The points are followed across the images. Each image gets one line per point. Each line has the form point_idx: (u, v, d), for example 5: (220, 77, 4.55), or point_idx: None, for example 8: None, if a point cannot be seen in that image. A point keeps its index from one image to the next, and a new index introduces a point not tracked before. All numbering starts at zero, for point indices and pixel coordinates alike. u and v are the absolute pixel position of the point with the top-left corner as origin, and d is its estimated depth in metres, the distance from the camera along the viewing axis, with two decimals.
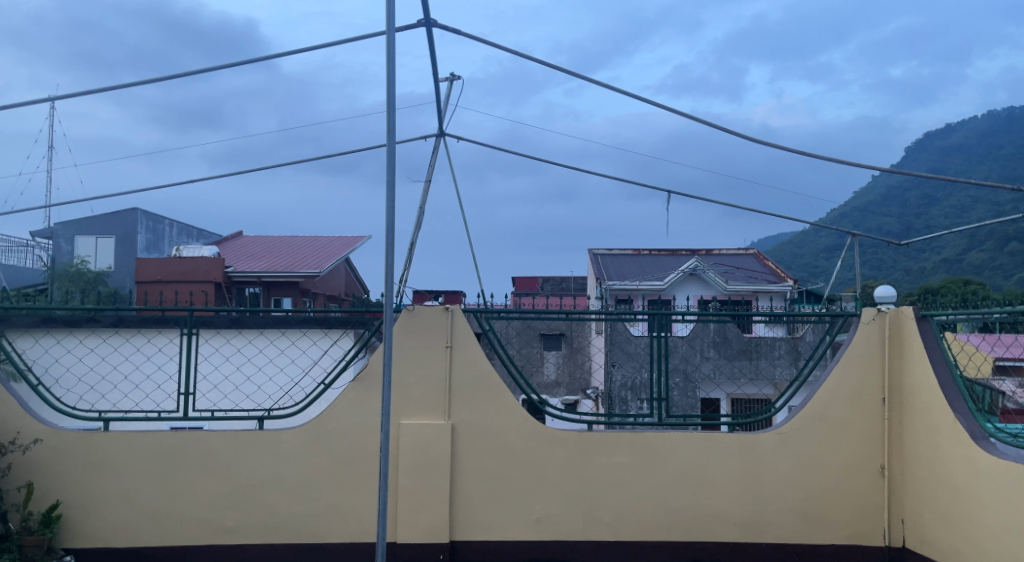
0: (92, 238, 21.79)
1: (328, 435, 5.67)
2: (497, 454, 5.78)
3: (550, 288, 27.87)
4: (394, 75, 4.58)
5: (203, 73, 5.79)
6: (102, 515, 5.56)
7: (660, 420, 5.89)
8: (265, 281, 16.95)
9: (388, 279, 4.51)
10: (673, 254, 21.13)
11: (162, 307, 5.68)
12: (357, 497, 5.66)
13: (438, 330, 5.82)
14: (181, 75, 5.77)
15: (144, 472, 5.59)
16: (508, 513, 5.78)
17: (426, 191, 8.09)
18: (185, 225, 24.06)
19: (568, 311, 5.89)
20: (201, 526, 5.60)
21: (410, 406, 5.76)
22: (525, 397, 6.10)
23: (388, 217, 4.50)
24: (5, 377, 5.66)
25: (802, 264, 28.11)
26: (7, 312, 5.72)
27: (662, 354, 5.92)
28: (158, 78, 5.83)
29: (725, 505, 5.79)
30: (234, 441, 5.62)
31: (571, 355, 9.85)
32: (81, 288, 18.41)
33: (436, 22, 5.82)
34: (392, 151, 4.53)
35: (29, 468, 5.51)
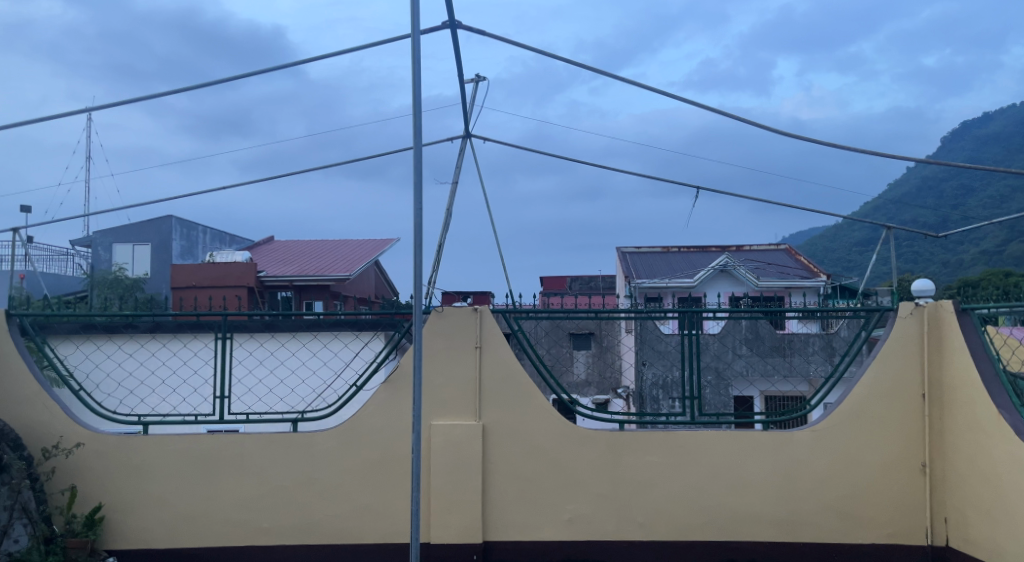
0: (129, 246, 22.21)
1: (360, 436, 5.72)
2: (528, 454, 5.78)
3: (578, 288, 27.90)
4: (419, 77, 4.60)
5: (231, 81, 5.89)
6: (142, 518, 5.65)
7: (692, 419, 5.87)
8: (297, 285, 17.21)
9: (417, 280, 4.53)
10: (703, 251, 21.00)
11: (197, 312, 5.78)
12: (389, 498, 5.69)
13: (467, 331, 5.84)
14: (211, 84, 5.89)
15: (181, 475, 5.67)
16: (540, 513, 5.78)
17: (452, 193, 8.10)
18: (218, 231, 24.42)
19: (597, 310, 5.88)
20: (237, 528, 5.67)
21: (441, 407, 5.79)
22: (555, 397, 6.10)
23: (415, 219, 4.53)
24: (48, 383, 5.75)
25: (835, 260, 27.80)
26: (50, 320, 5.83)
27: (694, 352, 5.88)
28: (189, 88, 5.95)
29: (760, 504, 5.74)
30: (268, 444, 5.69)
31: (601, 354, 9.83)
32: (119, 295, 18.76)
33: (461, 24, 5.86)
34: (419, 154, 4.56)
35: (72, 471, 5.62)
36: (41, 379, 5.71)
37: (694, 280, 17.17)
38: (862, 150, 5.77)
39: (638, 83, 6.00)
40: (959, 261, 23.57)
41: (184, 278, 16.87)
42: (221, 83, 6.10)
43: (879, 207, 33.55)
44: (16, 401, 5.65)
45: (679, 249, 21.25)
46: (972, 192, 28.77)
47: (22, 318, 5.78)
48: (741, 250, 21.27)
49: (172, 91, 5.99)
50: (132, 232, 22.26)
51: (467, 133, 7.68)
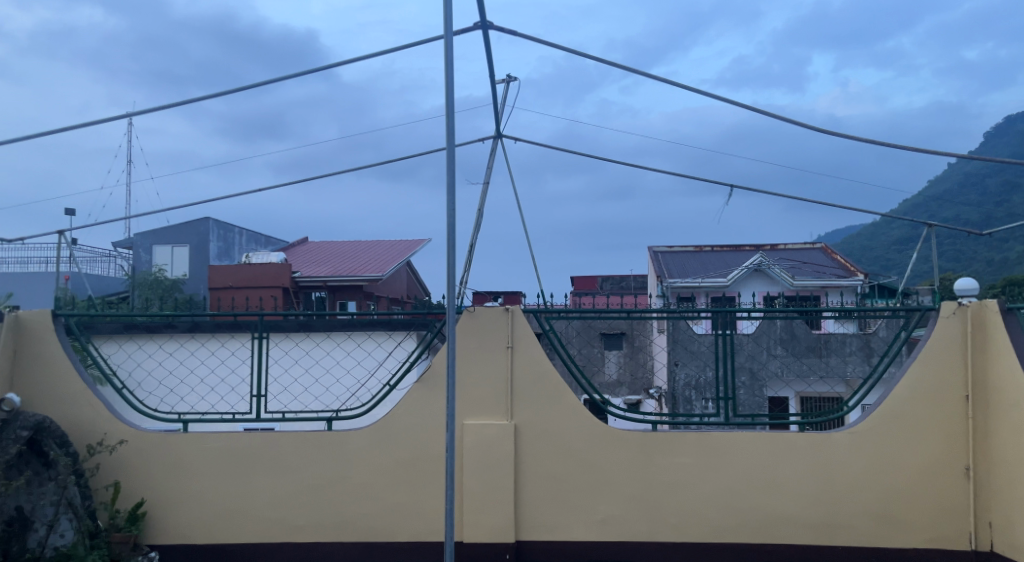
0: (168, 247, 22.60)
1: (393, 436, 5.77)
2: (561, 455, 5.79)
3: (610, 288, 27.79)
4: (452, 79, 4.63)
5: (266, 85, 5.97)
6: (182, 514, 5.75)
7: (726, 420, 5.81)
8: (330, 285, 17.45)
9: (450, 280, 4.56)
10: (737, 250, 20.80)
11: (234, 313, 5.87)
12: (422, 497, 5.74)
13: (498, 331, 5.86)
14: (247, 88, 5.97)
15: (219, 473, 5.76)
16: (573, 513, 5.78)
17: (484, 193, 8.11)
18: (253, 232, 24.79)
19: (629, 311, 5.87)
20: (273, 525, 5.75)
21: (474, 407, 5.82)
22: (587, 397, 6.09)
23: (448, 220, 4.56)
24: (91, 381, 5.88)
25: (873, 258, 27.36)
26: (93, 320, 5.97)
27: (728, 352, 5.85)
28: (225, 92, 6.04)
29: (797, 506, 5.68)
30: (303, 442, 5.76)
31: (634, 354, 9.80)
32: (159, 296, 19.10)
33: (493, 25, 5.88)
34: (452, 155, 4.59)
35: (115, 467, 5.74)
36: (85, 377, 5.84)
37: (728, 279, 17.02)
38: (900, 146, 5.68)
39: (671, 81, 5.97)
40: (1002, 260, 23.03)
41: (221, 279, 17.11)
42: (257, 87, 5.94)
43: (918, 205, 32.95)
44: (61, 400, 5.79)
45: (712, 248, 21.08)
46: (1015, 189, 28.14)
47: (68, 318, 5.91)
48: (776, 248, 21.03)
49: (210, 95, 6.09)
50: (171, 233, 22.63)
51: (499, 132, 7.70)
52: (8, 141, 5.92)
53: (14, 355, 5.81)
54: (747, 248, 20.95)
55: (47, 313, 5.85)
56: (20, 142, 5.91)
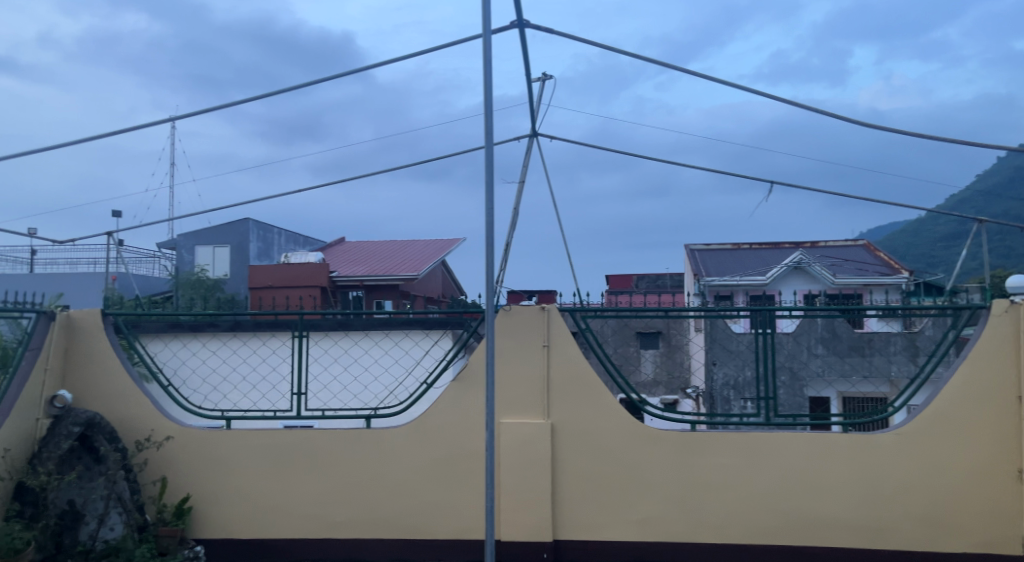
0: (210, 248, 22.98)
1: (430, 433, 5.81)
2: (599, 454, 5.78)
3: (646, 287, 27.62)
4: (490, 77, 4.65)
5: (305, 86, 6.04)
6: (225, 510, 5.85)
7: (767, 420, 5.74)
8: (367, 285, 17.62)
9: (489, 278, 4.58)
10: (776, 248, 20.53)
11: (275, 312, 5.96)
12: (460, 494, 5.77)
13: (535, 330, 5.86)
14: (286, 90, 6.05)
15: (261, 469, 5.85)
16: (611, 513, 5.77)
17: (520, 192, 8.09)
18: (292, 233, 25.12)
19: (667, 310, 5.84)
20: (314, 522, 5.82)
21: (510, 406, 5.83)
22: (624, 396, 6.08)
23: (486, 218, 4.58)
24: (139, 378, 6.01)
25: (918, 256, 26.80)
26: (140, 318, 6.09)
27: (768, 351, 5.80)
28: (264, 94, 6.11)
29: (842, 509, 5.60)
30: (343, 439, 5.83)
31: (671, 353, 9.73)
32: (201, 296, 19.44)
33: (529, 24, 5.88)
34: (490, 153, 4.61)
35: (162, 463, 5.85)
36: (133, 374, 5.96)
37: (767, 278, 16.80)
38: (945, 141, 5.57)
39: (708, 76, 5.92)
40: None
41: (261, 278, 17.36)
42: (297, 88, 6.08)
43: (965, 201, 32.20)
44: (110, 397, 5.92)
45: (751, 246, 20.83)
46: None
47: (116, 317, 6.05)
48: (817, 245, 20.71)
49: (250, 98, 6.19)
50: (212, 234, 23.01)
51: (534, 131, 7.71)
52: (57, 145, 6.08)
53: (66, 354, 5.97)
54: (786, 246, 20.67)
55: (96, 312, 5.99)
56: (70, 146, 6.10)
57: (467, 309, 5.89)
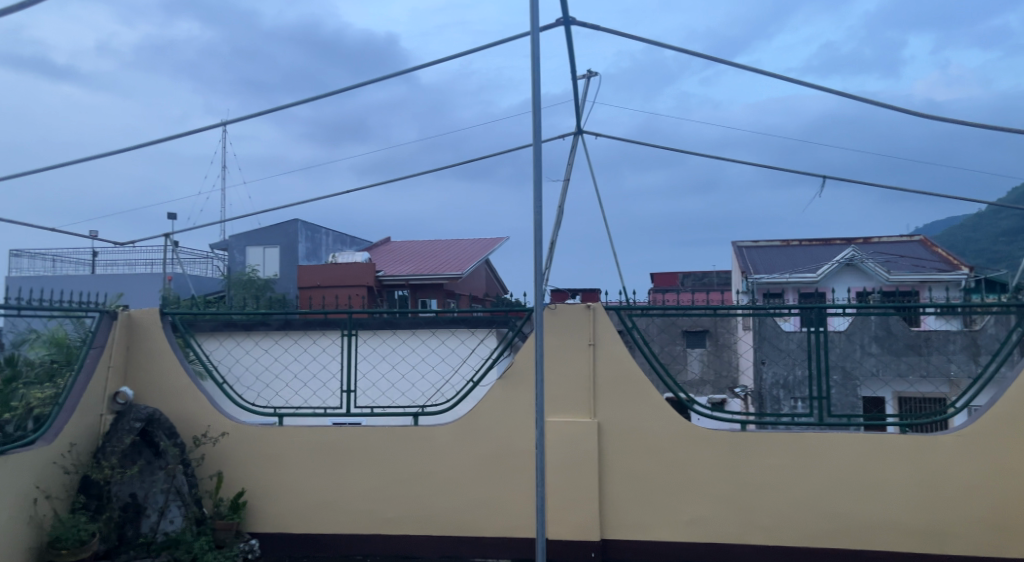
0: (260, 248, 23.40)
1: (478, 431, 5.83)
2: (648, 454, 5.74)
3: (692, 284, 27.34)
4: (538, 75, 4.64)
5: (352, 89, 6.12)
6: (278, 505, 5.94)
7: (820, 421, 5.64)
8: (413, 284, 17.77)
9: (537, 276, 4.58)
10: (827, 244, 20.15)
11: (324, 311, 6.03)
12: (508, 492, 5.78)
13: (581, 329, 5.84)
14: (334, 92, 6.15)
15: (313, 466, 5.93)
16: (661, 514, 5.72)
17: (564, 191, 8.06)
18: (339, 233, 25.45)
19: (715, 308, 5.75)
20: (364, 518, 5.88)
21: (557, 404, 5.82)
22: (672, 396, 6.03)
23: (534, 216, 4.57)
24: (195, 376, 6.15)
25: (976, 251, 26.05)
26: (196, 317, 6.24)
27: (821, 350, 5.69)
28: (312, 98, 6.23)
29: (899, 513, 5.48)
30: (392, 437, 5.88)
31: (719, 352, 9.63)
32: (252, 295, 19.81)
33: (575, 21, 5.87)
34: (538, 150, 4.60)
35: (218, 458, 5.97)
36: (189, 371, 6.09)
37: (818, 275, 16.50)
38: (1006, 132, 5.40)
39: (757, 70, 5.83)
40: None
41: (309, 278, 17.62)
42: (342, 91, 6.28)
43: None
44: (167, 394, 6.06)
45: (801, 242, 20.48)
46: None
47: (174, 316, 6.20)
48: (871, 241, 20.27)
49: (299, 101, 6.29)
50: (262, 235, 23.43)
51: (579, 128, 7.68)
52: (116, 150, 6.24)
53: (128, 352, 6.13)
54: (837, 242, 20.27)
55: (155, 311, 6.14)
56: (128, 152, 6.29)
57: (511, 307, 5.88)
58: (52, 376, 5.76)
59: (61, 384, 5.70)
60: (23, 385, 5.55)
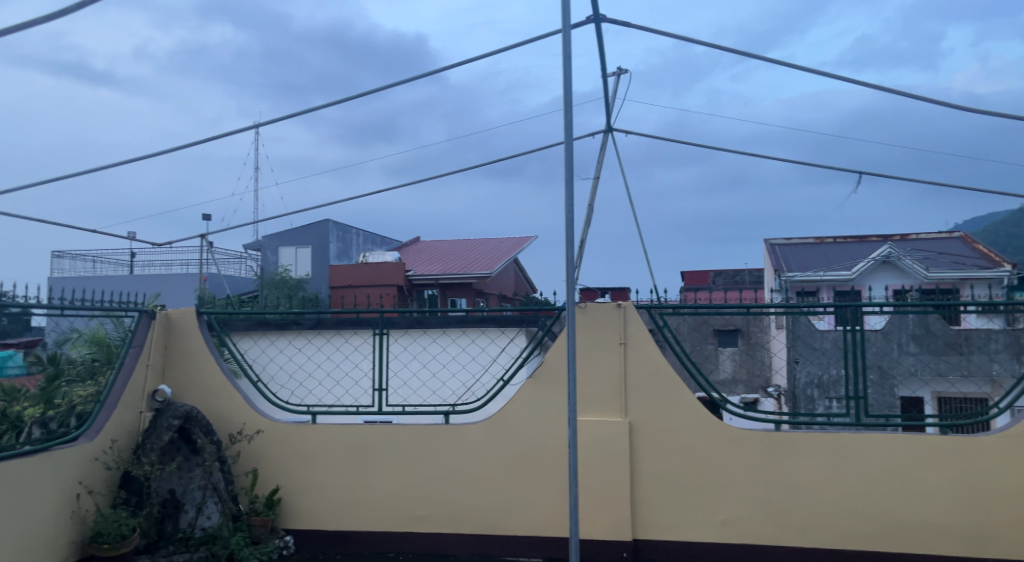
0: (292, 248, 23.63)
1: (509, 430, 5.82)
2: (679, 454, 5.69)
3: (724, 282, 27.08)
4: (570, 72, 4.62)
5: (380, 91, 5.97)
6: (310, 503, 5.98)
7: (857, 421, 5.55)
8: (443, 283, 17.83)
9: (569, 275, 4.55)
10: (863, 242, 19.85)
11: (356, 310, 6.05)
12: (538, 492, 5.76)
13: (612, 327, 5.81)
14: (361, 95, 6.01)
15: (344, 463, 5.96)
16: (693, 515, 5.66)
17: (595, 189, 8.01)
18: (370, 233, 25.64)
19: (748, 306, 5.68)
20: (397, 516, 5.90)
21: (589, 403, 5.79)
22: (704, 395, 5.97)
23: (566, 213, 4.55)
24: (231, 374, 6.23)
25: (1017, 248, 25.48)
26: (231, 317, 6.35)
27: (858, 349, 5.60)
28: (340, 101, 6.01)
29: (939, 515, 5.37)
30: (423, 435, 5.90)
31: (752, 352, 9.52)
32: (285, 294, 20.02)
33: (605, 18, 5.83)
34: (570, 147, 4.58)
35: (253, 456, 6.04)
36: (225, 370, 6.16)
37: (854, 273, 16.26)
38: None
39: (791, 65, 5.74)
40: None
41: (341, 278, 17.75)
42: (376, 92, 6.00)
43: None
44: (202, 392, 6.13)
45: (836, 240, 20.19)
46: None
47: (210, 315, 6.27)
48: (908, 238, 19.92)
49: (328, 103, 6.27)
50: (294, 235, 23.65)
51: (610, 126, 7.64)
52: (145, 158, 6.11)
53: (166, 350, 6.21)
54: (873, 239, 19.95)
55: (192, 311, 6.22)
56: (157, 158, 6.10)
57: (541, 306, 5.86)
58: (93, 375, 5.75)
59: (102, 382, 5.76)
60: (66, 384, 5.50)
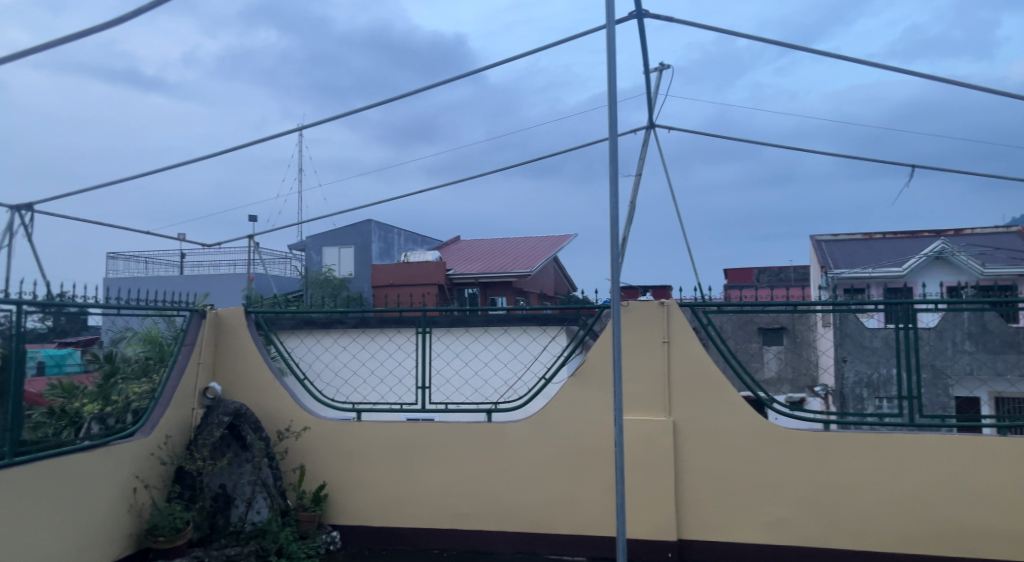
0: (335, 248, 23.89)
1: (552, 428, 5.79)
2: (725, 453, 5.60)
3: (769, 280, 26.68)
4: (614, 68, 4.57)
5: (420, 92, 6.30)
6: (355, 499, 6.02)
7: (911, 421, 5.41)
8: (484, 282, 17.91)
9: (614, 272, 4.51)
10: (914, 237, 19.38)
11: (398, 309, 6.04)
12: (581, 491, 5.72)
13: (655, 326, 5.74)
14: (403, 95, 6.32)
15: (388, 461, 5.99)
16: (739, 515, 5.57)
17: (636, 186, 7.92)
18: (411, 233, 25.81)
19: (795, 304, 5.57)
20: (441, 514, 5.90)
21: (633, 402, 5.73)
22: (750, 394, 5.88)
23: (611, 210, 4.50)
24: (279, 373, 6.29)
25: None
26: (278, 316, 6.45)
27: (910, 347, 5.44)
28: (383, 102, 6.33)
29: (996, 518, 5.22)
30: (466, 433, 5.89)
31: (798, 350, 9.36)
32: (328, 294, 20.26)
33: (648, 13, 5.77)
34: (614, 142, 4.53)
35: (301, 452, 6.09)
36: (273, 368, 6.22)
37: (905, 269, 15.90)
38: None
39: (839, 57, 5.62)
40: None
41: (382, 277, 17.89)
42: (415, 94, 6.31)
43: None
44: (249, 390, 6.22)
45: (885, 235, 19.75)
46: None
47: (258, 314, 6.36)
48: (961, 233, 19.41)
49: (369, 105, 6.35)
50: (336, 235, 23.91)
51: (652, 123, 7.56)
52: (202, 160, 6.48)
53: (216, 349, 6.30)
54: (924, 235, 19.47)
55: (240, 310, 6.30)
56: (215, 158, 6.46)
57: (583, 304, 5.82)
58: (148, 372, 5.88)
59: (156, 380, 5.88)
60: (122, 380, 5.63)
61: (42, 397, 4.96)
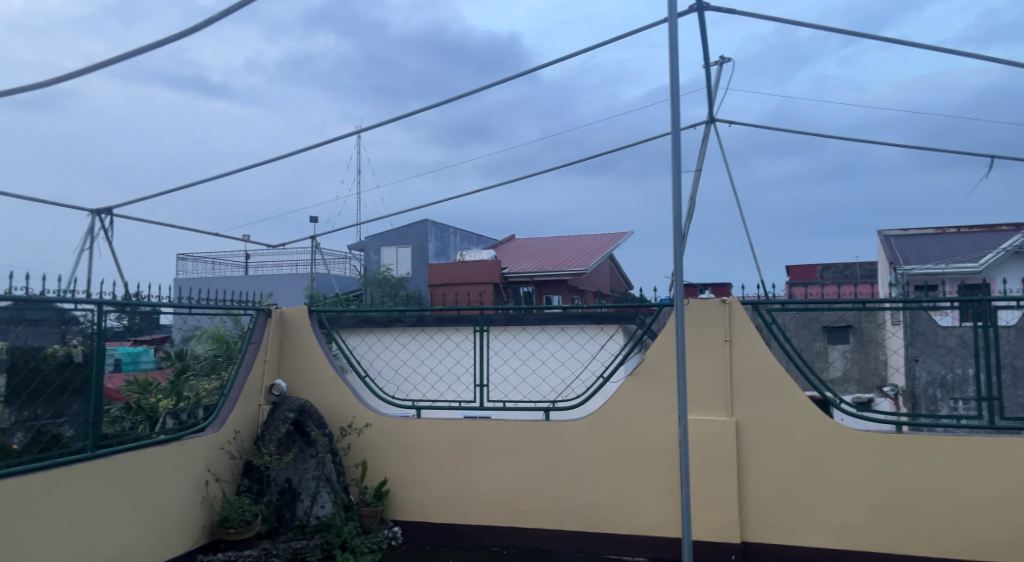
0: (392, 248, 24.11)
1: (612, 427, 5.70)
2: (789, 455, 5.43)
3: (834, 277, 25.95)
4: (676, 62, 4.45)
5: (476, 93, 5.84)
6: (414, 496, 6.03)
7: (991, 424, 5.18)
8: (538, 280, 17.92)
9: (677, 270, 4.40)
10: (989, 232, 18.60)
11: (456, 308, 5.99)
12: (642, 490, 5.61)
13: (716, 325, 5.60)
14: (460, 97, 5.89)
15: (446, 459, 5.98)
16: (806, 518, 5.39)
17: (696, 183, 7.74)
18: (467, 232, 25.89)
19: (863, 301, 5.32)
20: (499, 511, 5.86)
21: (696, 401, 5.60)
22: (817, 394, 5.70)
23: (673, 207, 4.39)
24: (341, 369, 6.37)
25: None
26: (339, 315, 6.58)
27: (988, 347, 5.20)
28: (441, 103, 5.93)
29: None
30: (524, 432, 5.84)
31: None
32: (387, 294, 20.45)
33: (709, 5, 5.61)
34: (676, 138, 4.42)
35: (363, 449, 6.13)
36: (334, 365, 6.27)
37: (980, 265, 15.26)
38: None
39: (911, 44, 5.38)
40: None
41: (439, 276, 17.97)
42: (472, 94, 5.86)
43: None
44: (310, 388, 6.28)
45: (958, 230, 19.01)
46: None
47: (320, 313, 6.42)
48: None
49: (425, 107, 5.97)
50: (394, 235, 24.12)
51: (711, 118, 7.39)
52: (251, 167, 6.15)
53: (280, 347, 6.38)
54: (1000, 229, 18.67)
55: (305, 309, 6.36)
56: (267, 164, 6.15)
57: (638, 302, 5.76)
58: (216, 370, 6.07)
59: (223, 377, 6.03)
60: (193, 377, 5.79)
61: (119, 392, 5.12)
